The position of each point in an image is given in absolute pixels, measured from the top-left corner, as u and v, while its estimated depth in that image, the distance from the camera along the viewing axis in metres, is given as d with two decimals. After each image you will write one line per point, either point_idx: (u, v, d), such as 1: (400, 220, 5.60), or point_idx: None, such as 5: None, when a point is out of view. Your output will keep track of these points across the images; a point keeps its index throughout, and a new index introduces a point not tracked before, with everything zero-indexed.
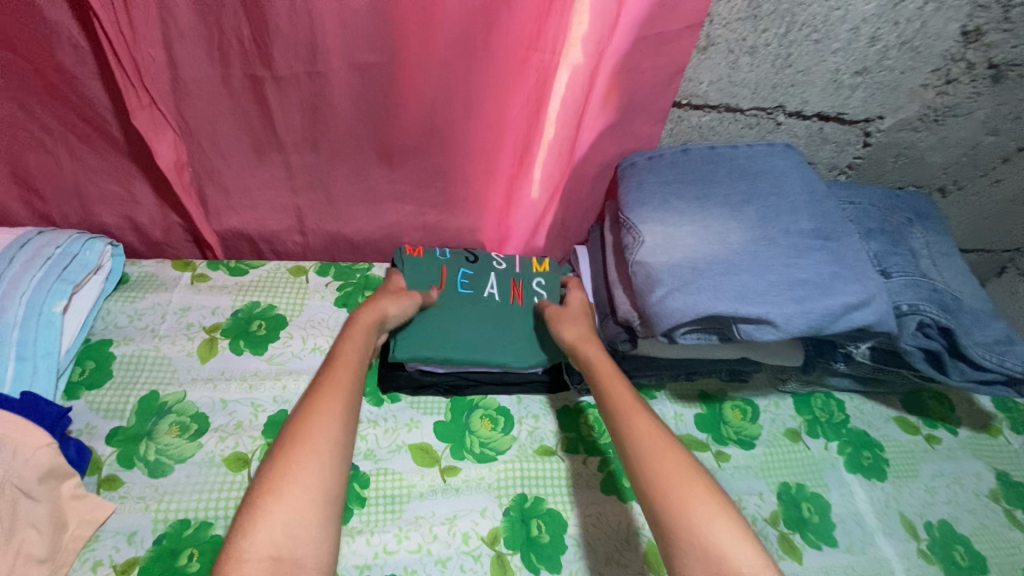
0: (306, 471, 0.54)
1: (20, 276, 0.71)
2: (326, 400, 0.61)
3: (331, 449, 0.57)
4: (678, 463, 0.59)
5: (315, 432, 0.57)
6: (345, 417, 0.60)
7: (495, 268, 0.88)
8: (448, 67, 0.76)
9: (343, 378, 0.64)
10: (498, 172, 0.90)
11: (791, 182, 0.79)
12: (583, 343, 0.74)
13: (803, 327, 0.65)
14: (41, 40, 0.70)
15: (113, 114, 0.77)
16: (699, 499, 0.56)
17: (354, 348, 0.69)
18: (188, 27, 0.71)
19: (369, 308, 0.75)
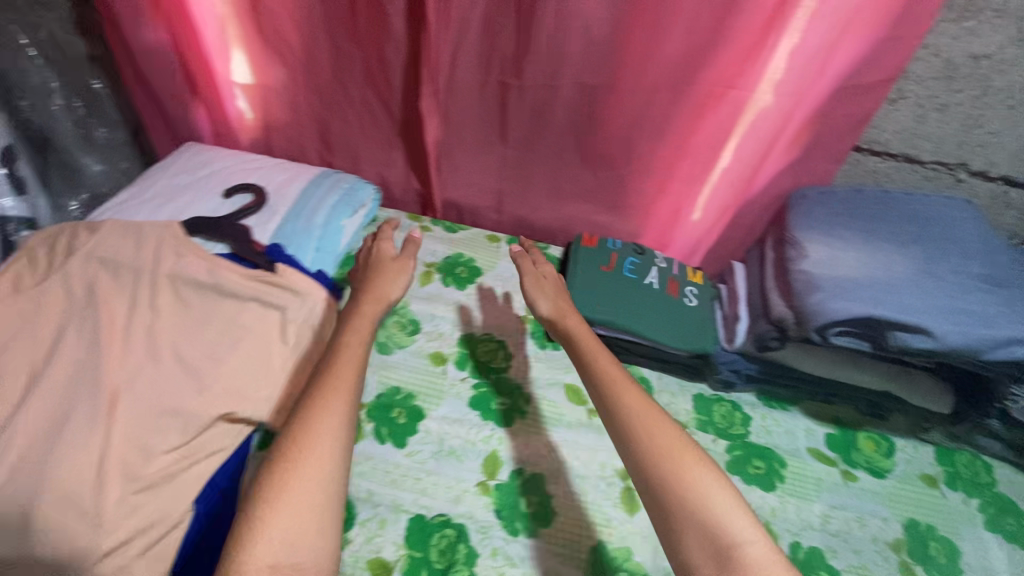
0: (304, 476, 0.57)
1: (324, 198, 0.97)
2: (322, 407, 0.62)
3: (331, 448, 0.60)
4: (671, 443, 0.62)
5: (310, 443, 0.59)
6: (342, 419, 0.63)
7: (657, 265, 0.98)
8: (657, 94, 0.94)
9: (340, 380, 0.66)
10: (675, 187, 1.05)
11: (965, 231, 0.83)
12: (563, 316, 0.82)
13: (954, 342, 0.72)
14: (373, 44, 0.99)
15: (399, 99, 1.05)
16: (697, 474, 0.59)
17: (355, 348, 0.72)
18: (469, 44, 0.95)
19: (373, 294, 0.83)
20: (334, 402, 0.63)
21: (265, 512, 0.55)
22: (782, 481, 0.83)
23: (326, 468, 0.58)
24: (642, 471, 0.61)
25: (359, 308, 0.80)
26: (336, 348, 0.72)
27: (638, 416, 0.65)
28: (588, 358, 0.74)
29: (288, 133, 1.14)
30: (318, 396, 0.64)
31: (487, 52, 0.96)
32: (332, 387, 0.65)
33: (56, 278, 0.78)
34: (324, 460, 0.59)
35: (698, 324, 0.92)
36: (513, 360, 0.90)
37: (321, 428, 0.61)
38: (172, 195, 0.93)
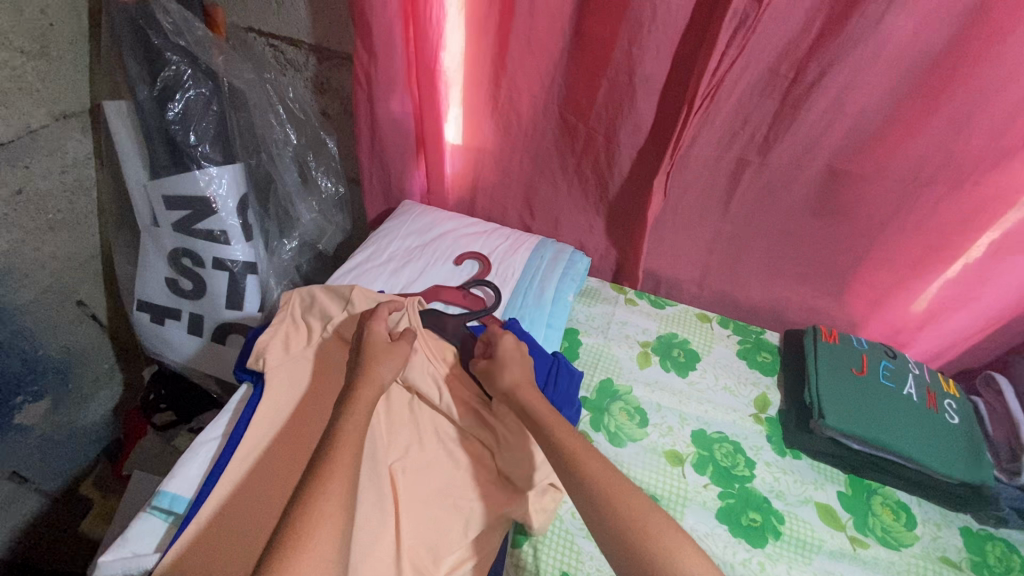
0: (310, 553, 0.45)
1: (549, 271, 0.96)
2: (323, 475, 0.50)
3: (339, 510, 0.48)
4: (619, 484, 0.53)
5: (316, 517, 0.47)
6: (348, 490, 0.50)
7: (911, 372, 0.90)
8: (927, 188, 0.85)
9: (348, 445, 0.54)
10: (923, 283, 0.95)
11: None
12: (520, 388, 0.67)
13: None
14: (604, 117, 0.95)
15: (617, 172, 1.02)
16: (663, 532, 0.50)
17: (362, 416, 0.58)
18: (713, 124, 0.89)
19: (369, 376, 0.63)
20: (342, 465, 0.52)
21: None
22: None
23: (331, 547, 0.46)
24: (608, 521, 0.51)
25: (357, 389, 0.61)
26: (340, 415, 0.58)
27: (578, 455, 0.56)
28: (546, 421, 0.61)
29: (493, 193, 1.15)
30: (321, 461, 0.52)
31: (733, 132, 0.90)
32: (341, 458, 0.52)
33: (321, 349, 0.79)
34: (326, 539, 0.46)
35: (973, 447, 0.81)
36: (755, 468, 0.82)
37: (329, 501, 0.48)
38: (408, 259, 0.95)
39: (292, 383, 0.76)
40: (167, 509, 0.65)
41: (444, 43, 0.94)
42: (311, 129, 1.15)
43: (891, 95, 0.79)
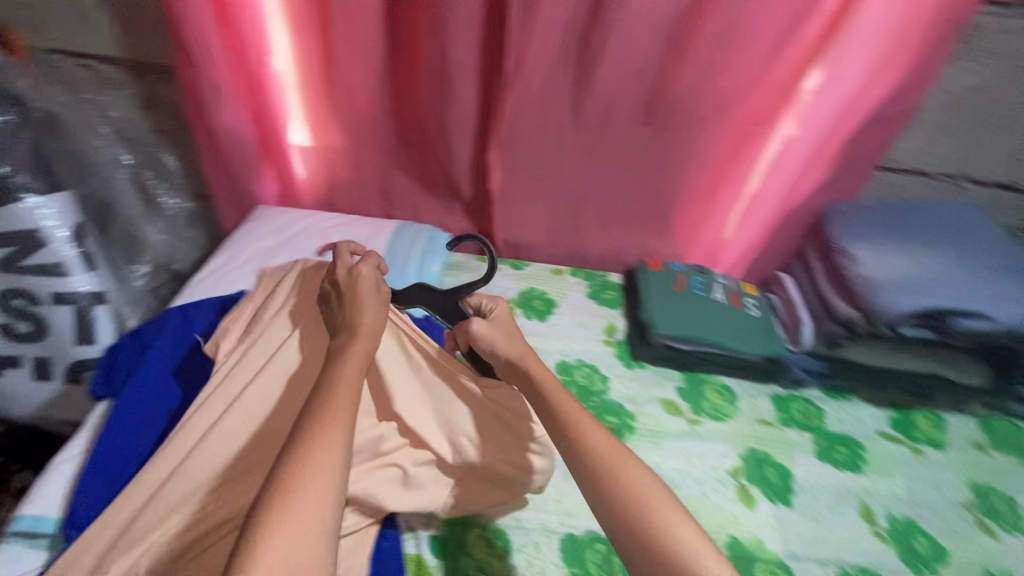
0: (303, 489, 0.44)
1: (409, 248, 1.03)
2: (315, 420, 0.50)
3: (337, 450, 0.48)
4: (647, 482, 0.53)
5: (310, 456, 0.46)
6: (347, 430, 0.50)
7: (719, 282, 1.10)
8: (701, 127, 1.05)
9: (342, 398, 0.53)
10: (719, 209, 1.16)
11: (981, 228, 0.99)
12: (528, 358, 0.69)
13: (1010, 320, 0.86)
14: (435, 104, 1.04)
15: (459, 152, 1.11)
16: (664, 511, 0.50)
17: (356, 369, 0.58)
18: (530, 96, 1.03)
19: (360, 328, 0.64)
20: (335, 409, 0.51)
21: (261, 530, 0.41)
22: (863, 462, 0.93)
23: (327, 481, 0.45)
24: (612, 501, 0.52)
25: (349, 343, 0.61)
26: (332, 367, 0.58)
27: (602, 452, 0.56)
28: (551, 398, 0.64)
29: (350, 189, 1.20)
30: (319, 412, 0.51)
31: (546, 102, 1.04)
32: (336, 403, 0.52)
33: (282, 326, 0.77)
34: (321, 473, 0.45)
35: (767, 329, 1.02)
36: (609, 382, 0.97)
37: (325, 440, 0.48)
38: (266, 258, 0.97)
39: (247, 370, 0.71)
40: (27, 534, 0.63)
41: (269, 48, 0.98)
42: (145, 147, 1.13)
43: (655, 58, 0.97)
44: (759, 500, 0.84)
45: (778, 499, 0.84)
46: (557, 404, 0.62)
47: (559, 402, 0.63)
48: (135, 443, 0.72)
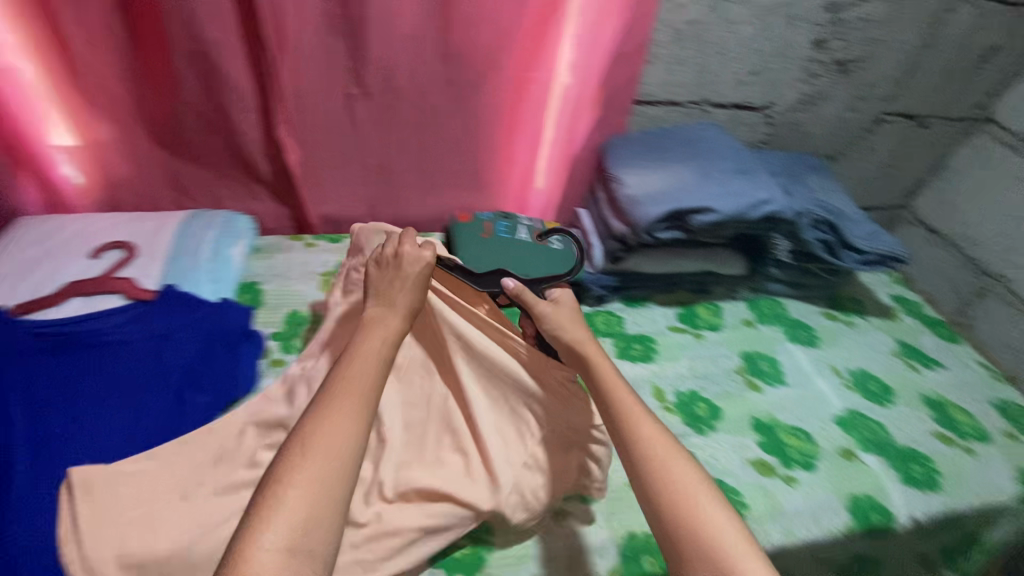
0: (318, 464, 0.55)
1: (203, 235, 1.02)
2: (336, 401, 0.61)
3: (347, 433, 0.59)
4: (687, 476, 0.64)
5: (324, 436, 0.57)
6: (358, 411, 0.61)
7: (524, 223, 1.20)
8: (481, 81, 1.11)
9: (354, 381, 0.64)
10: (519, 156, 1.24)
11: (720, 142, 1.18)
12: (583, 346, 0.79)
13: (732, 210, 1.02)
14: (206, 84, 1.01)
15: (247, 133, 1.08)
16: (704, 506, 0.62)
17: (374, 354, 0.68)
18: (310, 65, 1.04)
19: (387, 304, 0.75)
20: (351, 392, 0.62)
21: (282, 488, 0.53)
22: (655, 352, 1.09)
23: (340, 456, 0.57)
24: (659, 495, 0.63)
25: (380, 318, 0.73)
26: (354, 351, 0.68)
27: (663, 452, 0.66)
28: (614, 396, 0.73)
29: (137, 187, 1.12)
30: (338, 396, 0.62)
31: (327, 72, 1.05)
32: (346, 392, 0.62)
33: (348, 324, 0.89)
34: (332, 449, 0.57)
35: (568, 258, 1.15)
36: None
37: (335, 421, 0.59)
38: (29, 268, 0.91)
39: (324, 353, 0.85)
40: None
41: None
42: None
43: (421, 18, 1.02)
44: None
45: None
46: (608, 395, 0.73)
47: (611, 391, 0.73)
48: (109, 442, 0.75)
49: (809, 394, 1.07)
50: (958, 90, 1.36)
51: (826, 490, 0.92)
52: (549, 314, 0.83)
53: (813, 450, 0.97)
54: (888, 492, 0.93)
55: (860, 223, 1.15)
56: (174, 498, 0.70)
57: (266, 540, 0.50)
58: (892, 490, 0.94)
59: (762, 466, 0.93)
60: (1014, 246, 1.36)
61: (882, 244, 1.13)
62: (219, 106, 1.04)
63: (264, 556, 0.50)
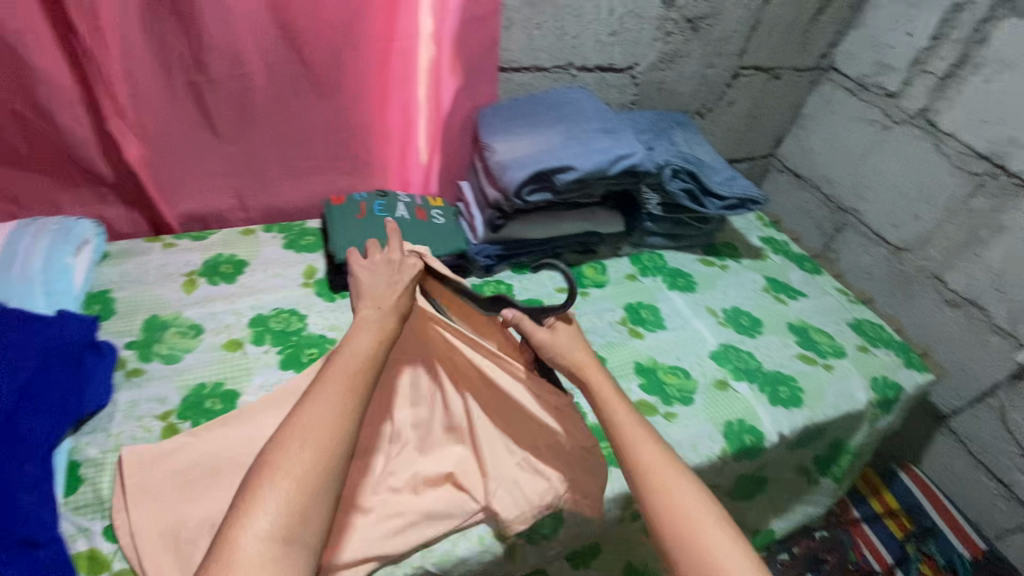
0: (306, 459, 0.56)
1: (32, 245, 0.94)
2: (324, 392, 0.61)
3: (337, 429, 0.59)
4: (693, 502, 0.65)
5: (313, 429, 0.58)
6: (351, 406, 0.61)
7: (402, 201, 1.18)
8: (339, 56, 1.04)
9: (344, 372, 0.64)
10: (393, 133, 1.19)
11: (585, 103, 1.21)
12: (586, 370, 0.76)
13: (591, 166, 1.04)
14: (14, 77, 0.90)
15: (77, 130, 0.98)
16: (707, 534, 0.63)
17: (364, 346, 0.67)
18: (140, 52, 0.93)
19: (379, 302, 0.73)
20: (341, 383, 0.62)
21: (274, 483, 0.54)
22: None
23: (327, 447, 0.57)
24: (663, 522, 0.65)
25: (369, 312, 0.71)
26: (346, 342, 0.68)
27: (667, 474, 0.68)
28: (617, 418, 0.72)
29: None
30: (327, 391, 0.61)
31: (162, 58, 0.96)
32: (337, 383, 0.62)
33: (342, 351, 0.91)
34: (319, 440, 0.57)
35: (450, 232, 1.15)
36: (307, 319, 1.01)
37: (323, 413, 0.59)
38: None
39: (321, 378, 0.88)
40: None
41: None
42: None
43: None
44: None
45: None
46: (606, 415, 0.73)
47: (612, 414, 0.73)
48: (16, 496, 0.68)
49: (687, 334, 1.13)
50: (801, 41, 1.47)
51: (702, 420, 0.98)
52: (544, 342, 0.78)
53: (689, 384, 1.03)
54: (758, 414, 1.01)
55: (719, 171, 1.23)
56: (211, 469, 0.77)
57: (259, 526, 0.52)
58: (762, 412, 1.01)
59: (645, 406, 0.98)
60: (862, 182, 1.50)
61: (740, 188, 1.21)
62: (35, 103, 0.93)
63: (247, 545, 0.51)
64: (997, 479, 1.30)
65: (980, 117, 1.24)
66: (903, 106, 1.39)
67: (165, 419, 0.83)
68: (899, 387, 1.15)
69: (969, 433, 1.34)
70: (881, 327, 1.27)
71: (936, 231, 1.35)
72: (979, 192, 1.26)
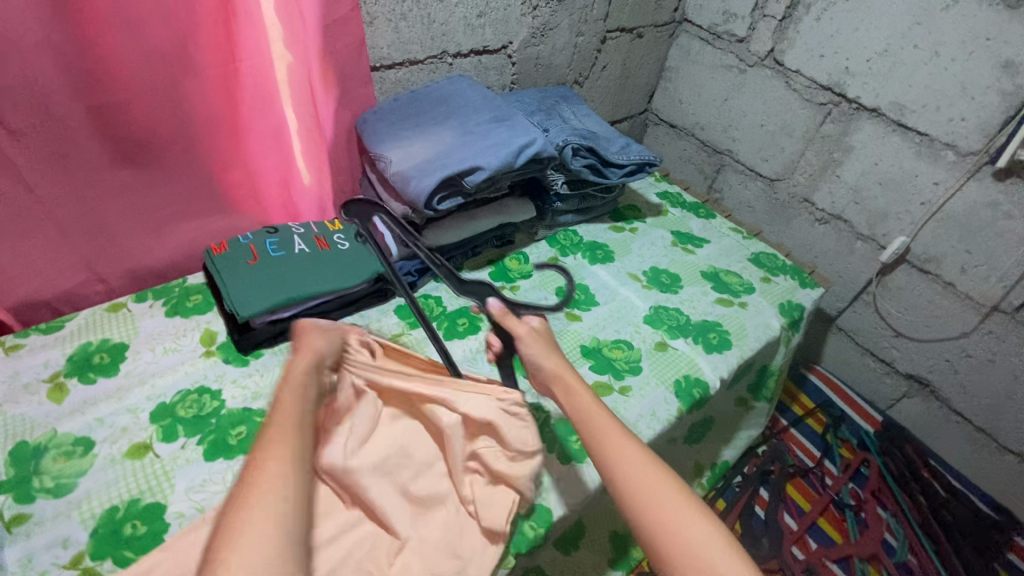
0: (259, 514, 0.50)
1: None
2: (265, 453, 0.55)
3: (287, 480, 0.53)
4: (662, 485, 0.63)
5: (263, 484, 0.52)
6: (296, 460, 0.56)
7: (296, 233, 1.05)
8: (176, 84, 0.88)
9: (282, 425, 0.59)
10: (265, 159, 1.05)
11: (470, 92, 1.14)
12: (562, 371, 0.77)
13: (499, 162, 1.00)
14: None
15: None
16: (683, 522, 0.60)
17: (299, 394, 0.64)
18: None
19: (305, 353, 0.71)
20: (281, 441, 0.56)
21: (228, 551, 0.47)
22: (479, 321, 1.07)
23: (281, 510, 0.51)
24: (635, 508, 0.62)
25: (296, 364, 0.69)
26: (278, 396, 0.64)
27: (645, 476, 0.64)
28: (587, 413, 0.72)
29: None
30: (263, 448, 0.56)
31: None
32: (274, 438, 0.57)
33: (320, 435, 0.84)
34: (272, 504, 0.51)
35: (360, 255, 1.05)
36: (222, 394, 0.88)
37: (267, 467, 0.53)
38: None
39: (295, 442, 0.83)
40: None
41: None
42: None
43: (57, 17, 0.74)
44: None
45: None
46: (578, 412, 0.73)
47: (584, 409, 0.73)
48: None
49: (619, 305, 1.16)
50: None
51: (654, 387, 1.02)
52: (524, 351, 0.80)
53: (633, 354, 1.07)
54: (700, 365, 1.07)
55: (614, 140, 1.25)
56: None
57: None
58: (702, 363, 1.08)
59: (600, 387, 1.00)
60: (731, 124, 1.62)
61: (636, 153, 1.24)
62: None
63: None
64: (880, 360, 1.53)
65: (818, 52, 1.38)
66: (753, 49, 1.50)
67: (77, 566, 0.67)
68: (802, 307, 1.28)
69: (854, 328, 1.55)
70: (774, 255, 1.40)
71: (799, 159, 1.50)
72: (828, 120, 1.41)
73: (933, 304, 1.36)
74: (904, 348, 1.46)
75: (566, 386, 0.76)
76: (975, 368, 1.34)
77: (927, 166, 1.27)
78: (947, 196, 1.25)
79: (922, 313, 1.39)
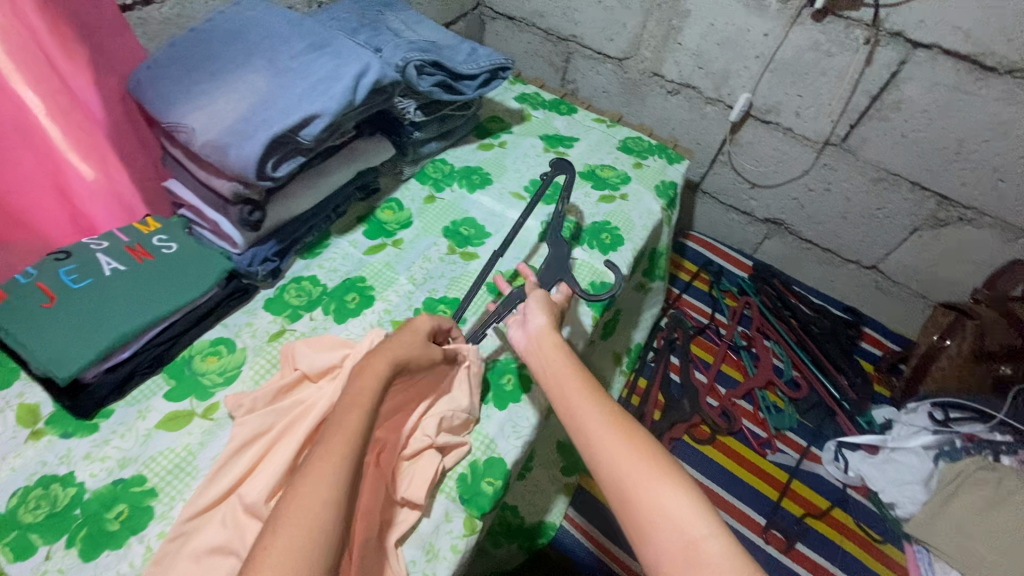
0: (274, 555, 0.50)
1: None
2: (316, 470, 0.56)
3: (325, 508, 0.54)
4: (636, 451, 0.62)
5: (295, 516, 0.52)
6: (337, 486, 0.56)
7: (99, 250, 0.82)
8: None
9: (335, 443, 0.59)
10: (16, 164, 0.78)
11: (270, 18, 0.91)
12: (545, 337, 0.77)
13: (336, 104, 0.83)
14: None
15: None
16: (655, 488, 0.59)
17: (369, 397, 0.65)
18: None
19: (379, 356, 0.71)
20: (326, 474, 0.56)
21: None
22: (370, 289, 0.96)
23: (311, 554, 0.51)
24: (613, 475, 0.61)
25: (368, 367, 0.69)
26: (347, 399, 0.65)
27: (637, 472, 0.60)
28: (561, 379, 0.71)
29: None
30: (311, 468, 0.57)
31: None
32: (333, 452, 0.58)
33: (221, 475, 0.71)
34: (297, 543, 0.51)
35: (194, 256, 0.85)
36: (77, 476, 0.70)
37: (305, 497, 0.54)
38: None
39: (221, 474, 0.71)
40: None
41: None
42: None
43: None
44: (201, 411, 0.78)
45: (210, 389, 0.80)
46: (551, 379, 0.72)
47: (555, 378, 0.72)
48: None
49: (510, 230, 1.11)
50: None
51: None
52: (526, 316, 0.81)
53: None
54: (602, 271, 1.07)
55: (458, 48, 1.10)
56: None
57: None
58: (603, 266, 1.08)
59: None
60: (569, 6, 1.52)
61: (486, 58, 1.11)
62: None
63: None
64: (743, 213, 1.68)
65: None
66: None
67: None
68: (674, 184, 1.32)
69: (717, 190, 1.67)
70: (640, 138, 1.41)
71: (642, 32, 1.47)
72: None
73: (780, 151, 1.48)
74: (759, 197, 1.61)
75: (544, 354, 0.75)
76: (817, 199, 1.51)
77: (756, 19, 1.30)
78: (776, 45, 1.31)
79: (771, 161, 1.51)
